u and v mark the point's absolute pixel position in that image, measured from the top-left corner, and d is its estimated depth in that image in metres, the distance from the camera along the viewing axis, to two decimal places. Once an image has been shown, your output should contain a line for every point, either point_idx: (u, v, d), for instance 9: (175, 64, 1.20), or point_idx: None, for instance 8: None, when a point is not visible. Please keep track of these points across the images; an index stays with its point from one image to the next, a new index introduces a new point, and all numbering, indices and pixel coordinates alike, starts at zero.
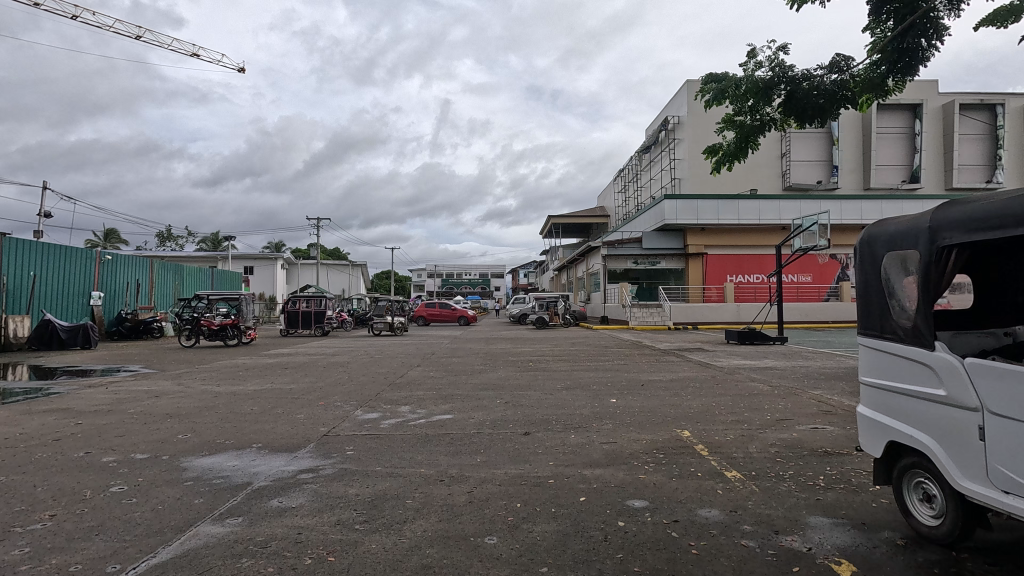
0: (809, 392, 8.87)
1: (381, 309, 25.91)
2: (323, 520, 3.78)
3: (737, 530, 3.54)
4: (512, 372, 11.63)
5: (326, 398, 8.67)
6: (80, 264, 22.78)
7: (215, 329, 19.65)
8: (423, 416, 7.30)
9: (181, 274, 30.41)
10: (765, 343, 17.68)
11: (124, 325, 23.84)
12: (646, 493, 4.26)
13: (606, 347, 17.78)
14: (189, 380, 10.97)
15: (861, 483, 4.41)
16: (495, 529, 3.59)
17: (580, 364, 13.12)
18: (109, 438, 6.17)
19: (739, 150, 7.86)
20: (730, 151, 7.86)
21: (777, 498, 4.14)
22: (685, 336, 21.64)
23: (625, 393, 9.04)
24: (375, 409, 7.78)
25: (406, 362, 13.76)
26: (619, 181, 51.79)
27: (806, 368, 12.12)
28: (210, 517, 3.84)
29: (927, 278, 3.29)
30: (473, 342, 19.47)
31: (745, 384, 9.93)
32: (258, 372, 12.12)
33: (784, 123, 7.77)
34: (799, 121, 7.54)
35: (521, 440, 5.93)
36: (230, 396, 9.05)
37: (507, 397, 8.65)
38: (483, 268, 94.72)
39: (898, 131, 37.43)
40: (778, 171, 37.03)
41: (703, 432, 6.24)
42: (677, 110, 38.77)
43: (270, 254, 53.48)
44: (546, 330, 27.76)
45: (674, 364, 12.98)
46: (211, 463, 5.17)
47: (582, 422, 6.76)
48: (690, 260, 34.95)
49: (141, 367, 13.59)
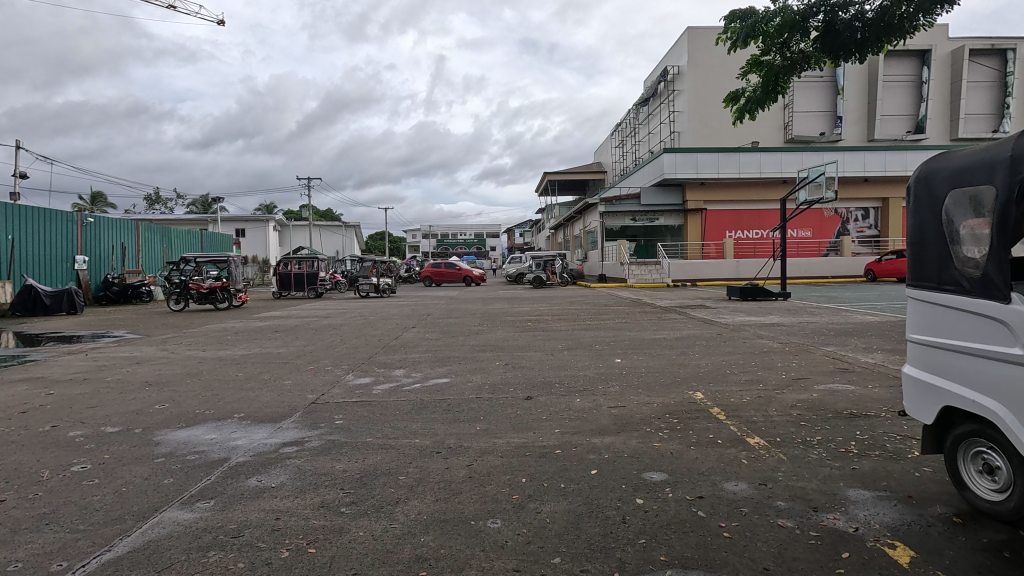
0: (822, 349, 8.50)
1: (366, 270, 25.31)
2: (304, 503, 3.37)
3: (771, 508, 3.15)
4: (510, 332, 11.21)
5: (316, 362, 8.26)
6: (60, 228, 22.01)
7: (204, 292, 19.11)
8: (418, 381, 6.88)
9: (169, 237, 29.65)
10: (769, 299, 17.34)
11: (112, 290, 23.22)
12: (662, 464, 3.88)
13: (605, 305, 17.37)
14: (174, 346, 10.54)
15: (898, 449, 4.00)
16: (498, 511, 3.18)
17: (581, 323, 12.72)
18: (79, 410, 5.73)
19: (766, 96, 7.35)
20: (758, 98, 7.35)
21: (808, 468, 3.74)
22: (684, 293, 21.30)
23: (629, 352, 8.66)
24: (368, 373, 7.36)
25: (401, 323, 13.36)
26: (617, 135, 50.48)
27: (815, 324, 11.77)
28: (178, 501, 3.42)
29: (1005, 218, 2.79)
30: (470, 302, 19.04)
31: (754, 341, 9.59)
32: (248, 336, 11.70)
33: (817, 61, 7.06)
34: (833, 57, 6.82)
35: (524, 406, 5.53)
36: (217, 362, 8.63)
37: (506, 358, 8.25)
38: (477, 228, 93.23)
39: (905, 79, 36.33)
40: (778, 123, 36.35)
41: (718, 394, 5.83)
42: (677, 60, 37.33)
43: (261, 215, 52.39)
44: (543, 290, 27.34)
45: (677, 321, 12.63)
46: (188, 437, 4.76)
47: (586, 385, 6.38)
48: (689, 216, 34.31)
49: (127, 332, 13.14)
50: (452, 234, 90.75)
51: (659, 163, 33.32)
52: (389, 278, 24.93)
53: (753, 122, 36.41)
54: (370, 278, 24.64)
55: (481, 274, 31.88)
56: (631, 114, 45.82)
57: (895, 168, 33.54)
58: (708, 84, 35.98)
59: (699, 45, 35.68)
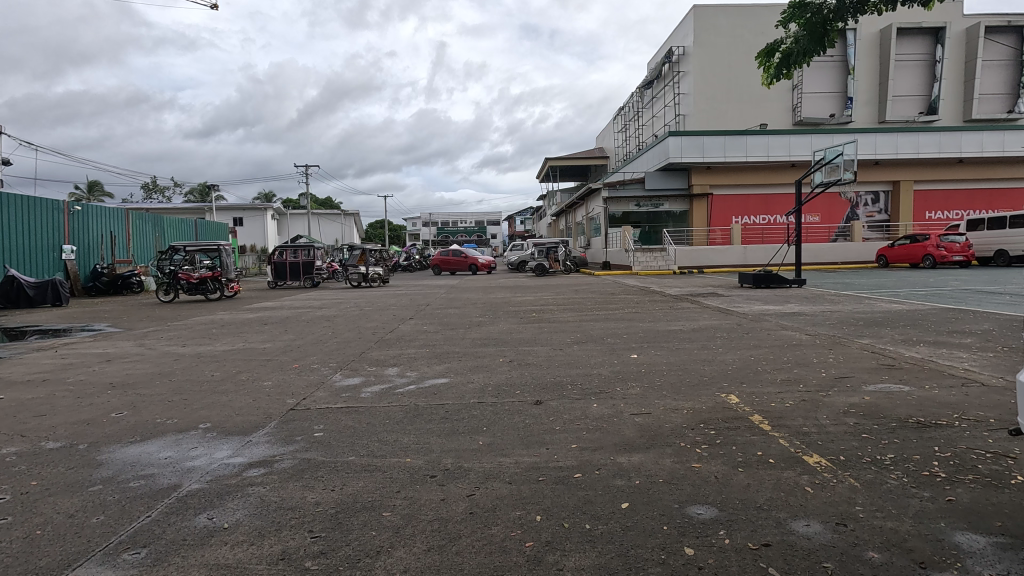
0: (856, 342, 7.74)
1: (355, 258, 24.52)
2: (259, 554, 2.64)
3: (861, 563, 2.43)
4: (514, 323, 10.47)
5: (301, 360, 7.50)
6: (46, 216, 21.27)
7: (195, 283, 18.41)
8: (412, 382, 6.11)
9: (160, 225, 28.85)
10: (783, 286, 16.57)
11: (101, 281, 22.55)
12: (709, 494, 3.16)
13: (612, 294, 16.60)
14: (152, 340, 9.81)
15: (996, 473, 3.27)
16: (508, 569, 2.45)
17: (589, 313, 11.96)
18: (23, 419, 5.00)
19: (809, 48, 6.82)
20: (801, 50, 6.82)
21: (891, 501, 3.01)
22: (693, 280, 20.55)
23: (644, 346, 7.91)
24: (358, 373, 6.61)
25: (398, 314, 12.62)
26: (620, 120, 49.44)
27: (839, 313, 10.99)
28: (101, 552, 2.70)
29: None
30: (471, 291, 18.31)
31: (779, 332, 8.81)
32: (233, 330, 10.95)
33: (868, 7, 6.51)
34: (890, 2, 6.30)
35: (533, 413, 4.80)
36: (194, 359, 7.88)
37: (511, 354, 7.49)
38: (478, 215, 92.11)
39: (918, 58, 35.27)
40: (787, 105, 35.28)
41: (755, 397, 5.09)
42: (682, 40, 36.16)
43: (259, 203, 51.52)
44: (547, 278, 26.58)
45: (691, 310, 11.85)
46: (138, 456, 4.03)
47: (603, 386, 5.63)
48: (694, 201, 33.48)
49: (107, 326, 12.42)
50: (452, 221, 89.81)
51: (664, 146, 32.32)
52: (379, 267, 24.18)
53: (761, 104, 35.34)
54: (360, 267, 23.89)
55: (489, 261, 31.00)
56: (635, 97, 44.77)
57: (907, 150, 32.57)
58: (714, 64, 34.91)
59: (705, 25, 34.59)
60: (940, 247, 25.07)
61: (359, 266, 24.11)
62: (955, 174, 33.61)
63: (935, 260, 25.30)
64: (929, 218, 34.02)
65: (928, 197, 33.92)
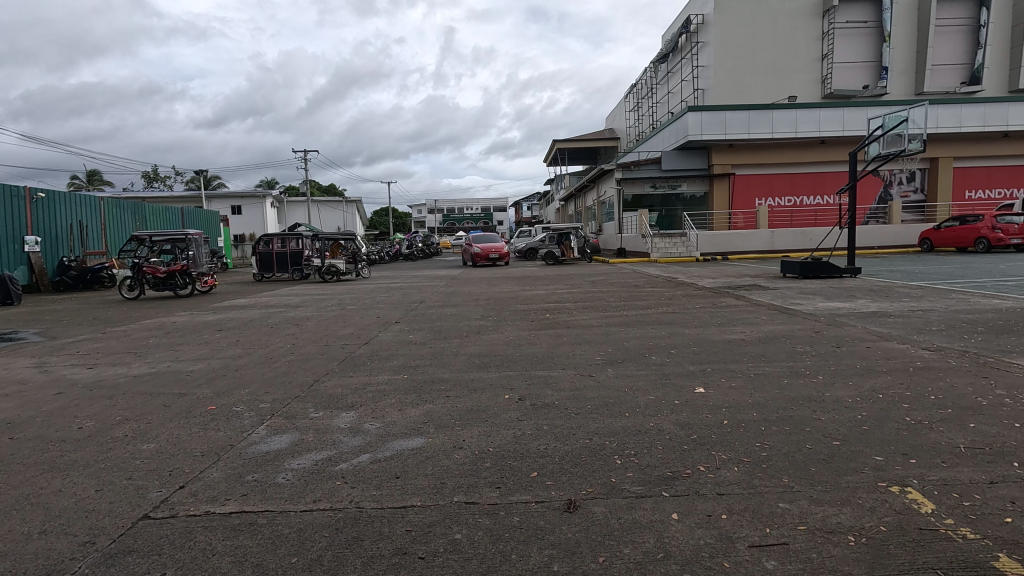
0: (1013, 365, 5.42)
1: (325, 249, 21.76)
2: None
3: None
4: (522, 331, 8.25)
5: (225, 397, 5.31)
6: (5, 203, 19.23)
7: (161, 277, 16.31)
8: (365, 449, 3.90)
9: (140, 213, 26.78)
10: (834, 277, 14.24)
11: (69, 275, 20.54)
12: None
13: (638, 287, 14.32)
14: (62, 357, 7.70)
15: None
16: None
17: (615, 314, 9.73)
18: None
19: None
20: None
21: None
22: (723, 270, 18.21)
23: (707, 371, 5.62)
24: (290, 428, 4.39)
25: (383, 316, 10.47)
26: (632, 98, 46.84)
27: (935, 314, 8.63)
28: None
29: None
30: (472, 284, 16.10)
31: (883, 346, 6.48)
32: (175, 340, 8.79)
33: None
34: None
35: (569, 543, 2.59)
36: (79, 395, 5.63)
37: (518, 387, 5.23)
38: (484, 201, 89.41)
39: (960, 23, 32.35)
40: (816, 76, 32.47)
41: (963, 498, 2.85)
42: (701, 8, 33.40)
43: (257, 190, 49.39)
44: (559, 267, 24.35)
45: (743, 311, 9.56)
46: None
47: (676, 467, 3.38)
48: (715, 182, 30.96)
49: (32, 333, 10.31)
50: (459, 209, 87.64)
51: (682, 123, 29.75)
52: (340, 261, 21.09)
53: (787, 75, 32.57)
54: (320, 257, 21.17)
55: (504, 263, 27.12)
56: (648, 72, 42.07)
57: (948, 125, 29.73)
58: (736, 33, 32.20)
59: None
60: (995, 228, 22.53)
61: (324, 258, 21.31)
62: (998, 151, 30.70)
63: (989, 244, 22.67)
64: (969, 197, 31.24)
65: (967, 175, 31.13)
